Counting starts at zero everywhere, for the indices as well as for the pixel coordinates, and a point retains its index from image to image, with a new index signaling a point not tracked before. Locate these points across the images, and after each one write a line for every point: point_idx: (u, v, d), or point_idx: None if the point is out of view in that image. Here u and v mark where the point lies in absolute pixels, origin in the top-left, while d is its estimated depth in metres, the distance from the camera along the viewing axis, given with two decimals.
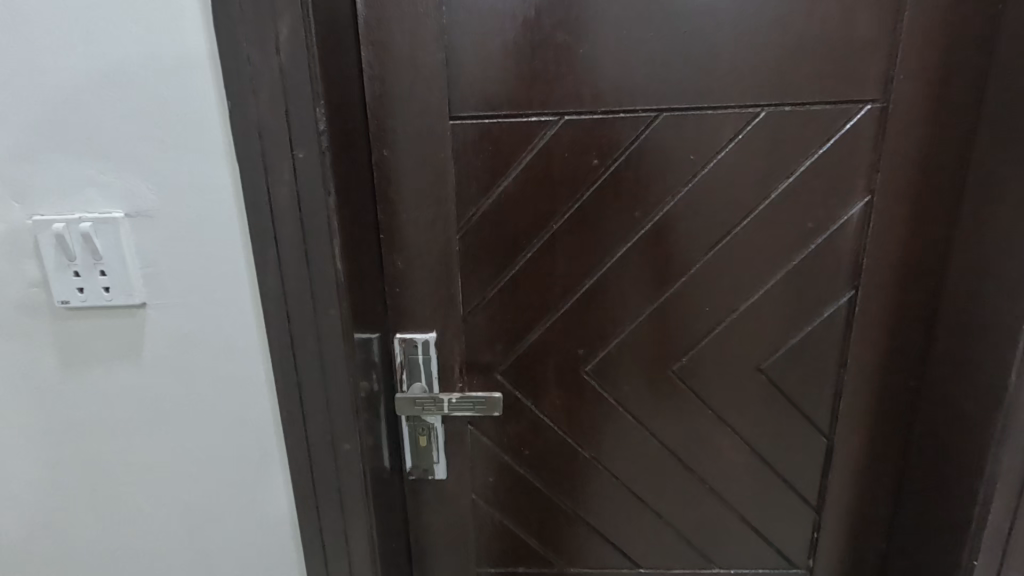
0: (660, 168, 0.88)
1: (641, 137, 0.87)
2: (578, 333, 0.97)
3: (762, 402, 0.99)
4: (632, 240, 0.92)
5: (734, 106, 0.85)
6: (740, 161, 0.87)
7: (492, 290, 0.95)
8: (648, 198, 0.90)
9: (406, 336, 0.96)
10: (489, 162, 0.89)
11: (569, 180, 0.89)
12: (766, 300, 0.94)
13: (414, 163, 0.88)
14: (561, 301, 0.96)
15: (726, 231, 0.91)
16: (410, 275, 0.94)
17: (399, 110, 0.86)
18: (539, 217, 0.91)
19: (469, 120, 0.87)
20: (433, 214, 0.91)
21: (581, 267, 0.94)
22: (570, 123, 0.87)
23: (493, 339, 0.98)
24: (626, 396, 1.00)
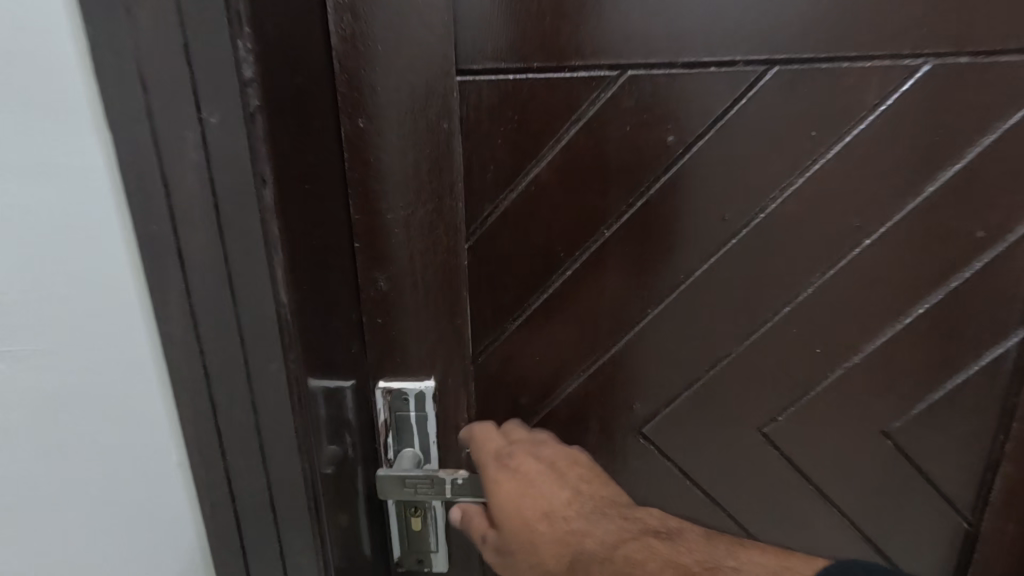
0: (765, 148, 0.60)
1: (740, 105, 0.59)
2: (633, 381, 0.70)
3: (885, 476, 0.72)
4: (717, 255, 0.64)
5: (883, 57, 0.57)
6: (884, 140, 0.59)
7: (514, 322, 0.68)
8: (745, 194, 0.62)
9: (392, 385, 0.68)
10: (512, 141, 0.61)
11: (629, 168, 0.61)
12: (904, 338, 0.66)
13: (404, 139, 0.60)
14: (610, 338, 0.68)
15: (855, 242, 0.62)
16: (397, 300, 0.66)
17: (381, 58, 0.57)
18: (584, 220, 0.63)
19: (484, 77, 0.59)
20: (432, 215, 0.63)
21: (642, 292, 0.66)
22: (634, 82, 0.59)
23: (514, 389, 0.71)
24: (695, 466, 0.73)
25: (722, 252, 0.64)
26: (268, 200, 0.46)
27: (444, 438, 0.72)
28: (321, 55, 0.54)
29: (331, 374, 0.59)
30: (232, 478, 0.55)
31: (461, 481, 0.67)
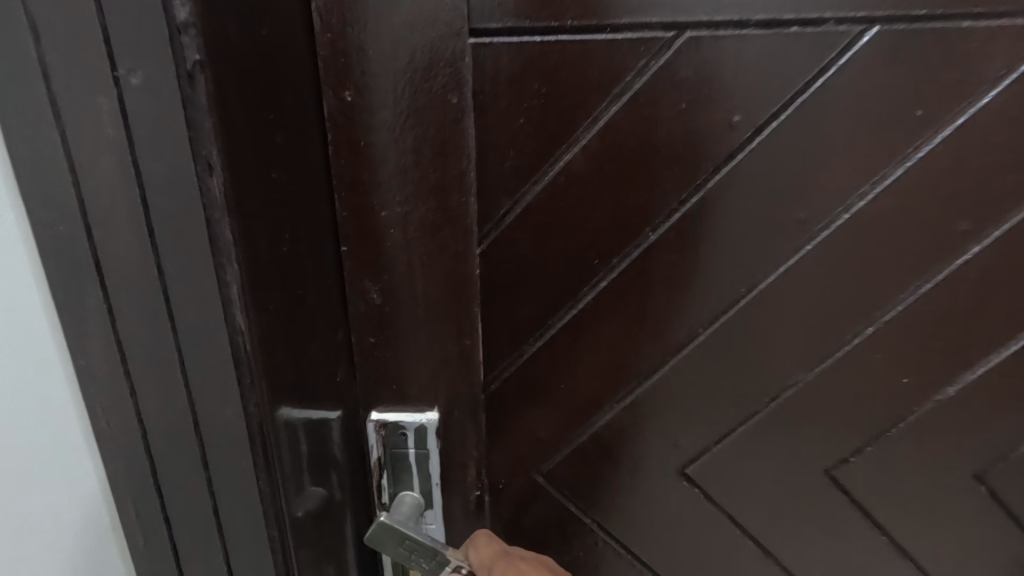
0: (854, 131, 0.48)
1: (826, 77, 0.47)
2: (676, 414, 0.58)
3: (979, 532, 0.60)
4: (787, 263, 0.52)
5: (1017, 12, 0.44)
6: (1009, 121, 0.47)
7: (536, 343, 0.56)
8: (824, 189, 0.50)
9: (386, 418, 0.56)
10: (538, 121, 0.49)
11: (682, 156, 0.49)
12: (1014, 367, 0.54)
13: (402, 117, 0.48)
14: (651, 363, 0.56)
15: (961, 250, 0.50)
16: (392, 317, 0.54)
17: (374, 11, 0.45)
18: (624, 220, 0.51)
19: (503, 38, 0.47)
20: (435, 212, 0.51)
21: (691, 307, 0.54)
22: (694, 47, 0.46)
23: (532, 422, 0.59)
24: (747, 514, 0.61)
25: (793, 261, 0.52)
26: (215, 193, 0.33)
27: (450, 480, 0.60)
28: (295, 5, 0.42)
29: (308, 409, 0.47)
30: (187, 542, 0.44)
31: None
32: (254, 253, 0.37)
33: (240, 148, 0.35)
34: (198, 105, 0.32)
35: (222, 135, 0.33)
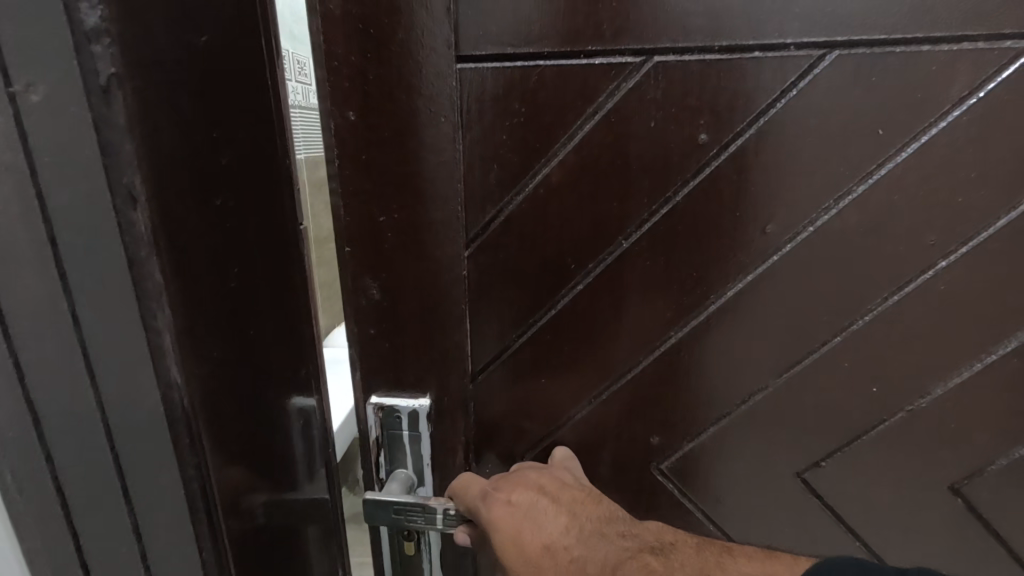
0: (819, 149, 0.50)
1: (788, 97, 0.49)
2: (651, 410, 0.62)
3: (957, 543, 0.60)
4: (755, 273, 0.55)
5: (978, 36, 0.45)
6: (975, 141, 0.48)
7: (518, 339, 0.61)
8: (790, 204, 0.52)
9: (383, 402, 0.62)
10: (518, 137, 0.54)
11: (653, 170, 0.53)
12: (990, 383, 0.54)
13: (397, 134, 0.54)
14: (625, 362, 0.60)
15: (930, 263, 0.51)
16: (389, 310, 0.60)
17: (375, 43, 0.51)
18: (599, 229, 0.55)
19: (487, 65, 0.52)
20: (424, 219, 0.56)
21: (663, 311, 0.57)
22: (662, 71, 0.50)
23: (517, 412, 0.64)
24: (721, 510, 0.64)
25: (761, 270, 0.54)
26: (139, 223, 0.36)
27: (441, 462, 0.65)
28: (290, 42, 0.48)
29: (269, 432, 0.52)
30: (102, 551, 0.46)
31: (452, 513, 0.60)
32: (182, 280, 0.40)
33: (165, 174, 0.38)
34: (115, 130, 0.34)
35: (141, 161, 0.35)
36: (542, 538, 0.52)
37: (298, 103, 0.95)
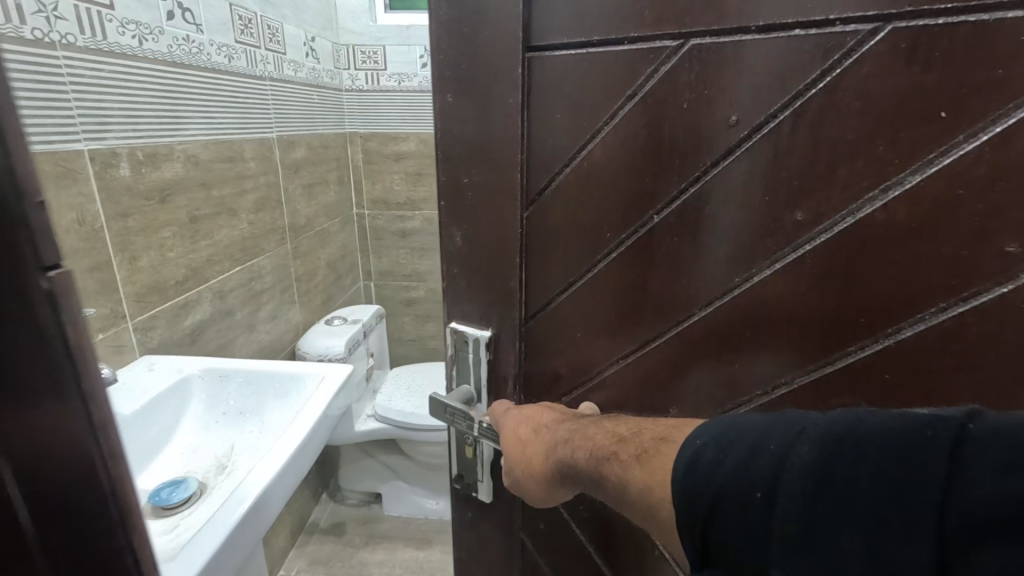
0: (867, 131, 0.47)
1: (832, 77, 0.47)
2: (675, 381, 0.64)
3: None
4: (787, 259, 0.53)
5: None
6: None
7: (560, 297, 0.67)
8: (826, 190, 0.50)
9: (461, 326, 0.73)
10: (570, 117, 0.59)
11: (685, 150, 0.54)
12: None
13: (471, 109, 0.62)
14: (653, 331, 0.63)
15: (1010, 276, 0.45)
16: (466, 259, 0.69)
17: (459, 33, 0.59)
18: (634, 205, 0.59)
19: (550, 54, 0.57)
20: (495, 181, 0.64)
21: (689, 285, 0.59)
22: (700, 53, 0.51)
23: (561, 359, 0.70)
24: None
25: (794, 255, 0.53)
26: None
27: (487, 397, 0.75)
28: None
29: None
30: None
31: (486, 426, 0.71)
32: None
33: None
34: None
35: None
36: (531, 427, 0.66)
37: (302, 77, 1.32)
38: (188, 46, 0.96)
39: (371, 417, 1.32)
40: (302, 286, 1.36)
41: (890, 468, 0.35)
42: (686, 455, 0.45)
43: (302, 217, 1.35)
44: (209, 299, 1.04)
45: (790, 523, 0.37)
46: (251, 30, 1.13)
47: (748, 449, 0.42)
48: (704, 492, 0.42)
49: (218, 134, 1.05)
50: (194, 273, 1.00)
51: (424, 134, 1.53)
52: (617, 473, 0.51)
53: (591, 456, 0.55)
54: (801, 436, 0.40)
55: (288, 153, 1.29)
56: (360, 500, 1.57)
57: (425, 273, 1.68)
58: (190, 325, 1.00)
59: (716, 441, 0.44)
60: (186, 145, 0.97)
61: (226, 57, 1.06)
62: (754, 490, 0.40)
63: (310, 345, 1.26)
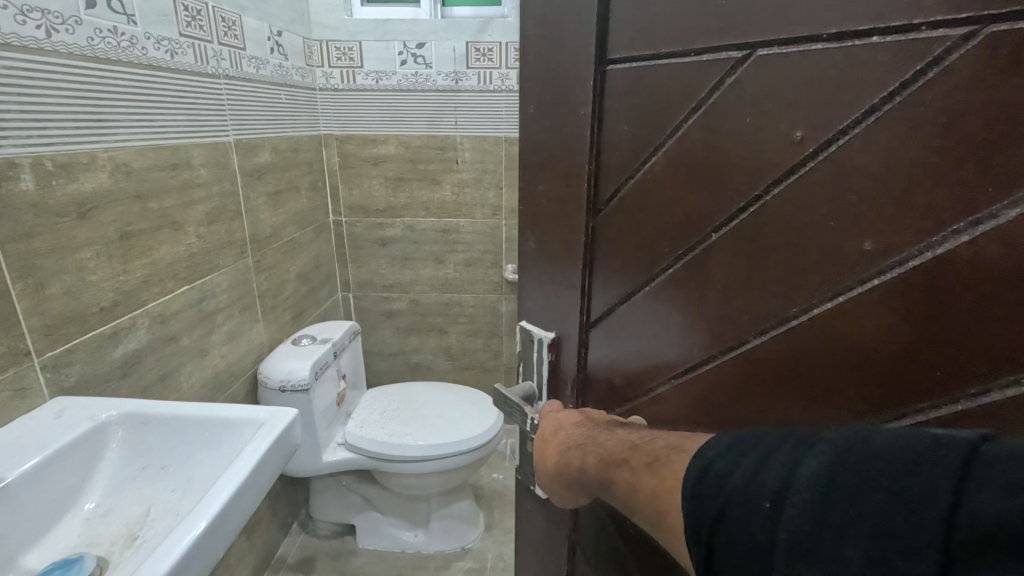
0: (956, 134, 0.27)
1: (911, 92, 0.28)
2: (716, 429, 0.44)
3: None
4: (846, 294, 0.33)
5: None
6: None
7: (607, 325, 0.51)
8: (898, 220, 0.30)
9: (531, 325, 0.59)
10: (634, 119, 0.43)
11: (739, 167, 0.37)
12: None
13: (547, 107, 0.50)
14: (679, 370, 0.45)
15: None
16: (536, 266, 0.56)
17: (541, 21, 0.47)
18: (689, 221, 0.41)
19: (630, 65, 0.42)
20: (565, 193, 0.50)
21: (720, 340, 0.41)
22: (762, 72, 0.34)
23: (609, 366, 0.52)
24: None
25: (851, 296, 0.33)
26: None
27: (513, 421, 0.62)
28: None
29: None
30: None
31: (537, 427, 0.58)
32: None
33: None
34: None
35: None
36: (551, 425, 0.54)
37: (269, 75, 1.14)
38: (117, 40, 0.72)
39: (342, 446, 1.14)
40: (266, 303, 1.15)
41: (910, 479, 0.25)
42: (696, 465, 0.33)
43: (266, 227, 1.14)
44: (147, 324, 0.79)
45: (796, 542, 0.27)
46: (200, 22, 0.90)
47: (759, 456, 0.31)
48: (708, 503, 0.32)
49: (160, 137, 0.81)
50: (127, 296, 0.75)
51: (403, 136, 1.43)
52: (625, 479, 0.41)
53: (601, 463, 0.44)
54: (815, 444, 0.29)
55: (248, 156, 1.06)
56: (332, 530, 1.31)
57: (407, 284, 1.57)
58: (122, 356, 0.75)
59: (729, 449, 0.32)
60: (114, 152, 0.72)
61: (168, 52, 0.82)
62: (760, 497, 0.29)
63: (268, 367, 1.07)
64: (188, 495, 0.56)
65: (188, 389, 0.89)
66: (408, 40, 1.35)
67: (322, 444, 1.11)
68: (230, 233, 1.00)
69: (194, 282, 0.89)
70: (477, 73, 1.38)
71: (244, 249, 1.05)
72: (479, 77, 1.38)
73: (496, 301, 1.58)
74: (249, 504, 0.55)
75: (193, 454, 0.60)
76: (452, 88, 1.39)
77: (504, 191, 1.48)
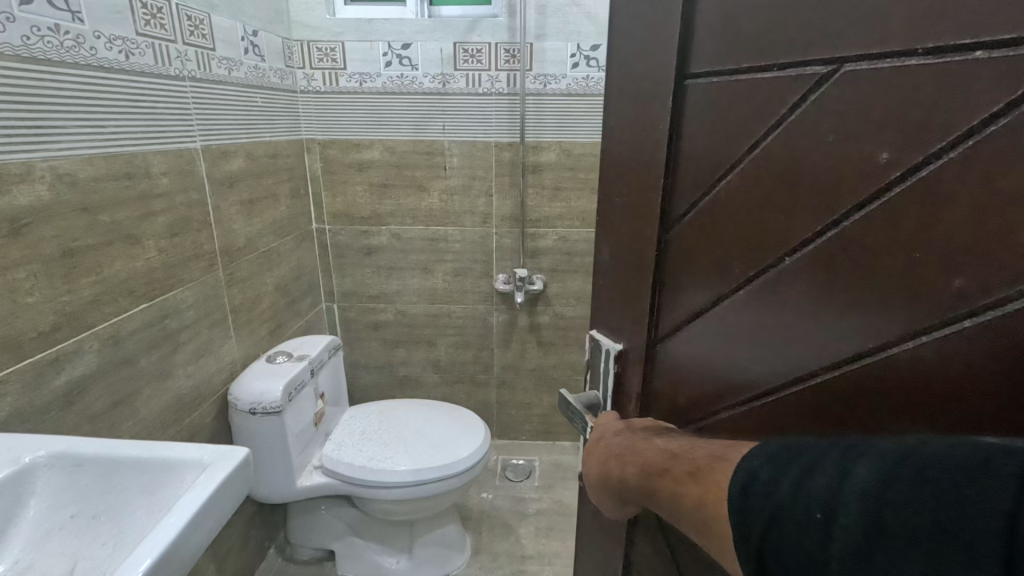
0: None
1: (1016, 116, 0.24)
2: None
3: None
4: (935, 333, 0.28)
5: None
6: None
7: (671, 348, 0.47)
8: (996, 261, 0.25)
9: (601, 334, 0.54)
10: (713, 134, 0.39)
11: (817, 190, 0.32)
12: None
13: (627, 114, 0.46)
14: (741, 397, 0.41)
15: None
16: (608, 277, 0.52)
17: (627, 27, 0.44)
18: (761, 241, 0.36)
19: (714, 81, 0.38)
20: (639, 207, 0.46)
21: (785, 371, 0.37)
22: (851, 90, 0.30)
23: (675, 384, 0.47)
24: None
25: (939, 336, 0.28)
26: None
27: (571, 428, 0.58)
28: None
29: None
30: None
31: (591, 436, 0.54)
32: None
33: None
34: None
35: None
36: (597, 432, 0.51)
37: (243, 77, 1.08)
38: (59, 39, 0.66)
39: (318, 470, 1.08)
40: (241, 318, 1.09)
41: (961, 484, 0.23)
42: (741, 470, 0.32)
43: (239, 237, 1.08)
44: (97, 347, 0.73)
45: (847, 550, 0.25)
46: (161, 20, 0.84)
47: (806, 463, 0.29)
48: (756, 508, 0.30)
49: (112, 144, 0.74)
50: (72, 318, 0.69)
51: (388, 141, 1.37)
52: (668, 487, 0.38)
53: (641, 471, 0.41)
54: (863, 453, 0.27)
55: (218, 163, 1.00)
56: (313, 556, 1.25)
57: (393, 294, 1.51)
58: (65, 383, 0.69)
59: (777, 459, 0.30)
60: (54, 162, 0.66)
61: (122, 53, 0.76)
62: (811, 507, 0.27)
63: (236, 388, 1.00)
64: (120, 548, 0.51)
65: (147, 415, 0.83)
66: (393, 40, 1.29)
67: (296, 469, 1.04)
68: (197, 245, 0.94)
69: (154, 300, 0.83)
70: (465, 75, 1.31)
71: (214, 262, 0.99)
72: (467, 80, 1.32)
73: (486, 312, 1.52)
74: (186, 558, 0.48)
75: (131, 500, 0.54)
76: (439, 91, 1.33)
77: (493, 198, 1.42)
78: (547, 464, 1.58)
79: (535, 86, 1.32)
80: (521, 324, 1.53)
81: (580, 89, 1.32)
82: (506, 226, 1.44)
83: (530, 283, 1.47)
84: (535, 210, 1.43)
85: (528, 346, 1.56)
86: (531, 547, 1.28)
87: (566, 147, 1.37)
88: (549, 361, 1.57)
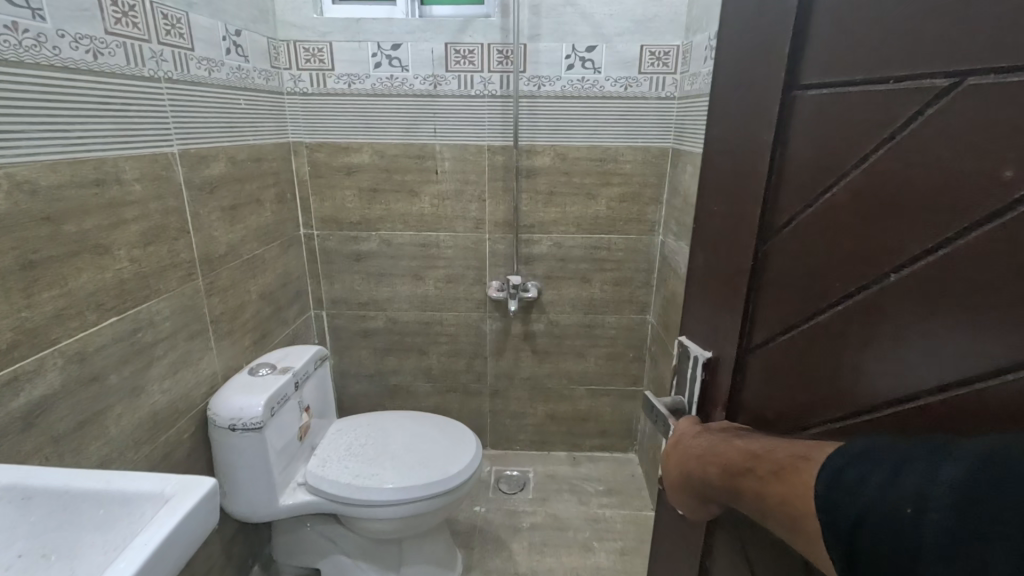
0: None
1: None
2: None
3: None
4: None
5: None
6: None
7: (754, 371, 0.43)
8: None
9: (690, 341, 0.50)
10: (817, 146, 0.35)
11: (932, 208, 0.29)
12: None
13: (728, 125, 0.43)
14: (826, 420, 0.37)
15: None
16: (700, 288, 0.48)
17: (734, 34, 0.41)
18: (863, 258, 0.33)
19: (818, 93, 0.35)
20: (734, 220, 0.43)
21: (879, 397, 0.33)
22: (976, 104, 0.27)
23: (757, 400, 0.43)
24: None
25: None
26: None
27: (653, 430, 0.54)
28: None
29: None
30: None
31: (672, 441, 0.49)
32: None
33: None
34: None
35: None
36: (674, 435, 0.47)
37: (225, 78, 1.04)
38: (18, 37, 0.62)
39: (302, 486, 1.04)
40: (222, 328, 1.04)
41: None
42: (826, 471, 0.30)
43: (221, 245, 1.03)
44: (60, 364, 0.68)
45: (945, 550, 0.25)
46: (133, 18, 0.80)
47: (894, 462, 0.28)
48: (838, 507, 0.29)
49: (77, 149, 0.70)
50: (32, 335, 0.65)
51: (378, 144, 1.33)
52: (755, 486, 0.35)
53: (724, 473, 0.39)
54: (951, 454, 0.26)
55: (197, 168, 0.96)
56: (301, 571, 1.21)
57: (383, 301, 1.47)
58: (24, 404, 0.65)
59: (865, 460, 0.29)
60: (12, 168, 0.62)
61: (90, 52, 0.72)
62: (901, 504, 0.26)
63: (217, 400, 0.97)
64: None
65: (119, 432, 0.79)
66: (381, 41, 1.25)
67: (278, 487, 1.00)
68: (173, 254, 0.90)
69: (126, 312, 0.79)
70: (456, 77, 1.27)
71: (193, 271, 0.95)
72: (458, 81, 1.28)
73: (479, 320, 1.48)
74: None
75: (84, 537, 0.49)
76: (430, 95, 1.29)
77: (487, 204, 1.38)
78: (540, 476, 1.54)
79: (529, 88, 1.29)
80: (515, 332, 1.50)
81: (575, 91, 1.29)
82: (499, 232, 1.40)
83: (524, 290, 1.43)
84: (529, 215, 1.39)
85: (522, 354, 1.52)
86: (523, 564, 1.24)
87: (561, 151, 1.34)
88: (544, 369, 1.54)
